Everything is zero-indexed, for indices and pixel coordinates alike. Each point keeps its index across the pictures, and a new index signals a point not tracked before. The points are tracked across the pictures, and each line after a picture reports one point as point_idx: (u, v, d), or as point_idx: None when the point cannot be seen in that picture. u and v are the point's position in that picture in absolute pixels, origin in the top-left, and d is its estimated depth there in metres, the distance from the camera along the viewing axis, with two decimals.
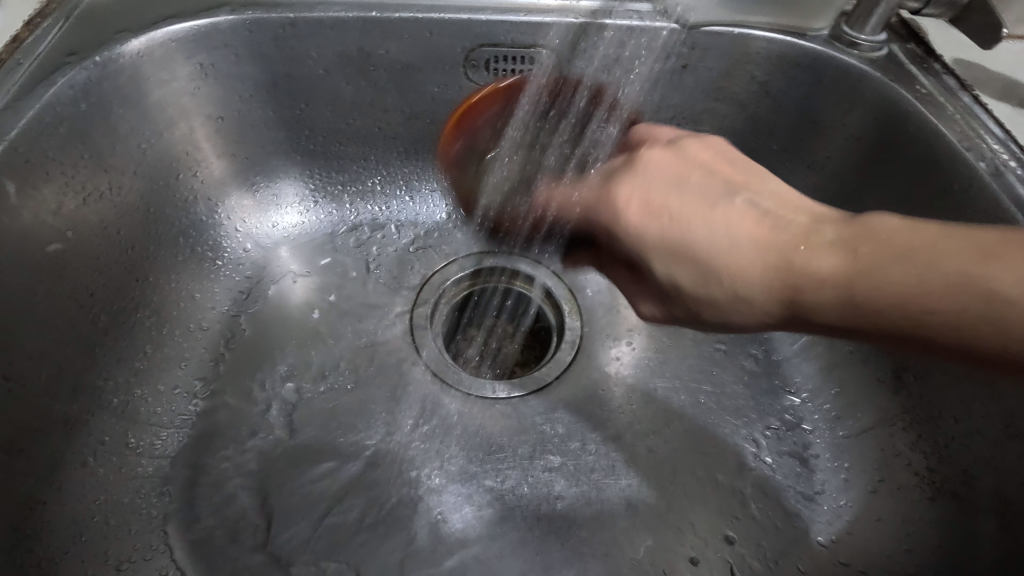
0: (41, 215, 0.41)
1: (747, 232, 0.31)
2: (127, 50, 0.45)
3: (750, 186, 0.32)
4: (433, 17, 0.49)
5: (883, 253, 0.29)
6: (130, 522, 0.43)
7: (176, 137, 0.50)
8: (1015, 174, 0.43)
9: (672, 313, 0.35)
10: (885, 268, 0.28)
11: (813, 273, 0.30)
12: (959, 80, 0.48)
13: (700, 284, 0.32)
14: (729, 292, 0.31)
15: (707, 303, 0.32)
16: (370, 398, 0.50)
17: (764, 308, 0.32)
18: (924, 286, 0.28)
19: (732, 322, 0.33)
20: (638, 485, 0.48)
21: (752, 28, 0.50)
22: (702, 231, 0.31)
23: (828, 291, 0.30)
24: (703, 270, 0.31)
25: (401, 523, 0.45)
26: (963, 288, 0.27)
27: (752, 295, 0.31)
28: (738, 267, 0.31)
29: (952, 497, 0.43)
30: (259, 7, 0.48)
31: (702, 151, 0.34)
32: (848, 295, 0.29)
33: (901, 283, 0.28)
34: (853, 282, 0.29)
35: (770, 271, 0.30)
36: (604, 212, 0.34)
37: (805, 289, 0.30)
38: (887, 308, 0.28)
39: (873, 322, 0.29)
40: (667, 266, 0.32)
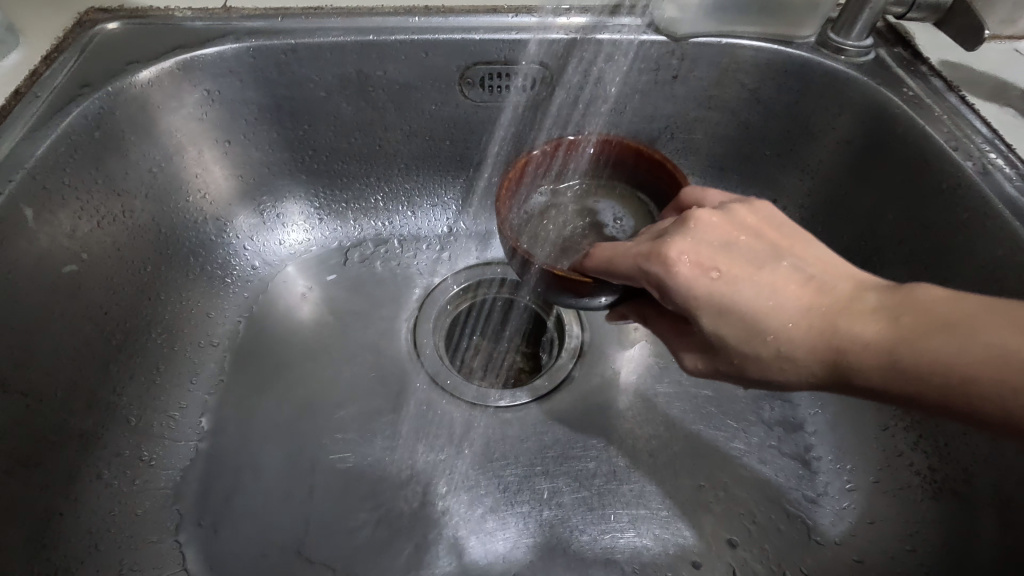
0: (58, 239, 0.43)
1: (793, 293, 0.33)
2: (138, 80, 0.47)
3: (794, 252, 0.35)
4: (427, 38, 0.51)
5: (927, 324, 0.31)
6: (145, 533, 0.44)
7: (185, 161, 0.52)
8: (1003, 172, 0.43)
9: (716, 366, 0.36)
10: (927, 337, 0.30)
11: (857, 334, 0.32)
12: (946, 82, 0.49)
13: (745, 339, 0.33)
14: (773, 349, 0.33)
15: (753, 358, 0.34)
16: (376, 409, 0.52)
17: (808, 366, 0.33)
18: (965, 359, 0.29)
19: (773, 379, 0.34)
20: (640, 490, 0.49)
21: (739, 37, 0.51)
22: (752, 292, 0.33)
23: (871, 353, 0.31)
24: (751, 326, 0.33)
25: (404, 531, 0.46)
26: (1003, 360, 0.28)
27: (796, 352, 0.33)
28: (783, 326, 0.33)
29: (954, 495, 0.43)
30: (262, 35, 0.50)
31: (748, 215, 0.36)
32: (892, 361, 0.31)
33: (940, 352, 0.30)
34: (897, 347, 0.31)
35: (815, 331, 0.32)
36: (653, 267, 0.34)
37: (847, 349, 0.32)
38: (927, 375, 0.30)
39: (912, 390, 0.31)
40: (714, 322, 0.33)
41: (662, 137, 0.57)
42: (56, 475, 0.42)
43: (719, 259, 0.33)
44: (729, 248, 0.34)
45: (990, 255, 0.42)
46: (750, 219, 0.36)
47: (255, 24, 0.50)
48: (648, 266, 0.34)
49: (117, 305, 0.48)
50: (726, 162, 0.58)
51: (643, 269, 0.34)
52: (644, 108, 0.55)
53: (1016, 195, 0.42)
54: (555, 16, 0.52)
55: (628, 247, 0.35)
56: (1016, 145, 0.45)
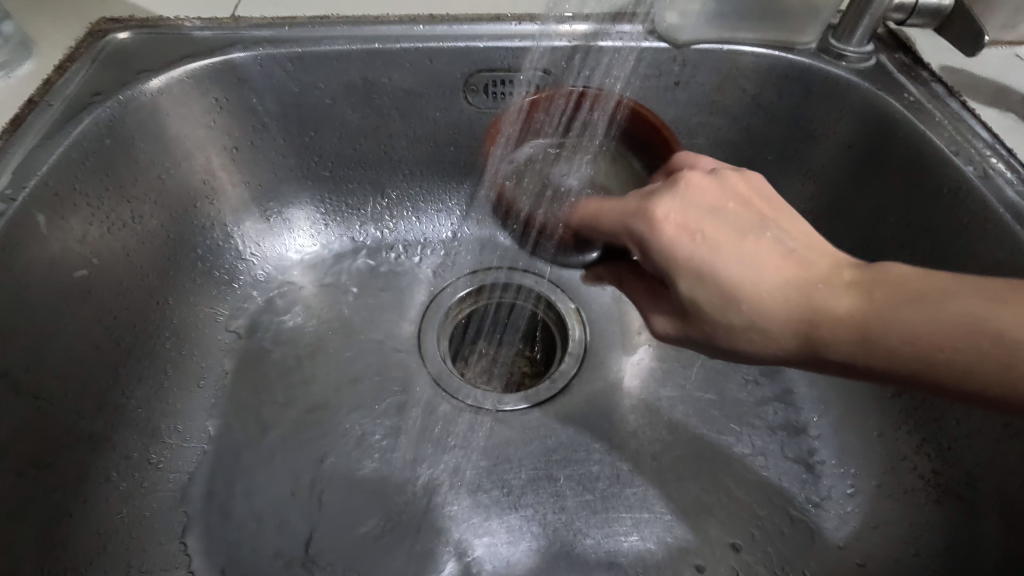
0: (69, 244, 0.44)
1: (774, 264, 0.33)
2: (148, 88, 0.48)
3: (779, 223, 0.35)
4: (431, 46, 0.52)
5: (898, 297, 0.31)
6: (152, 535, 0.45)
7: (194, 166, 0.53)
8: (1004, 177, 0.43)
9: (688, 334, 0.36)
10: (899, 309, 0.31)
11: (832, 307, 0.31)
12: (946, 87, 0.50)
13: (720, 307, 0.33)
14: (748, 319, 0.33)
15: (726, 327, 0.33)
16: (381, 412, 0.52)
17: (780, 338, 0.33)
18: (932, 329, 0.30)
19: (745, 351, 0.34)
20: (644, 494, 0.49)
21: (740, 44, 0.51)
22: (732, 257, 0.33)
23: (844, 325, 0.31)
24: (727, 294, 0.33)
25: (409, 534, 0.46)
26: (969, 330, 0.29)
27: (769, 322, 0.33)
28: (759, 297, 0.32)
29: (958, 500, 0.44)
30: (269, 44, 0.51)
31: (739, 183, 0.36)
32: (863, 333, 0.31)
33: (908, 324, 0.30)
34: (869, 319, 0.31)
35: (790, 302, 0.32)
36: (640, 225, 0.35)
37: (821, 321, 0.32)
38: (896, 346, 0.30)
39: (880, 362, 0.31)
40: (692, 287, 0.33)
41: None
42: (66, 477, 0.42)
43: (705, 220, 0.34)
44: (716, 210, 0.34)
45: (992, 258, 0.42)
46: (739, 186, 0.36)
47: (262, 33, 0.51)
48: (635, 223, 0.35)
49: (126, 308, 0.48)
50: None
51: (629, 226, 0.35)
52: None
53: (1017, 200, 0.42)
54: (557, 24, 0.52)
55: (617, 205, 0.36)
56: (1016, 149, 0.45)
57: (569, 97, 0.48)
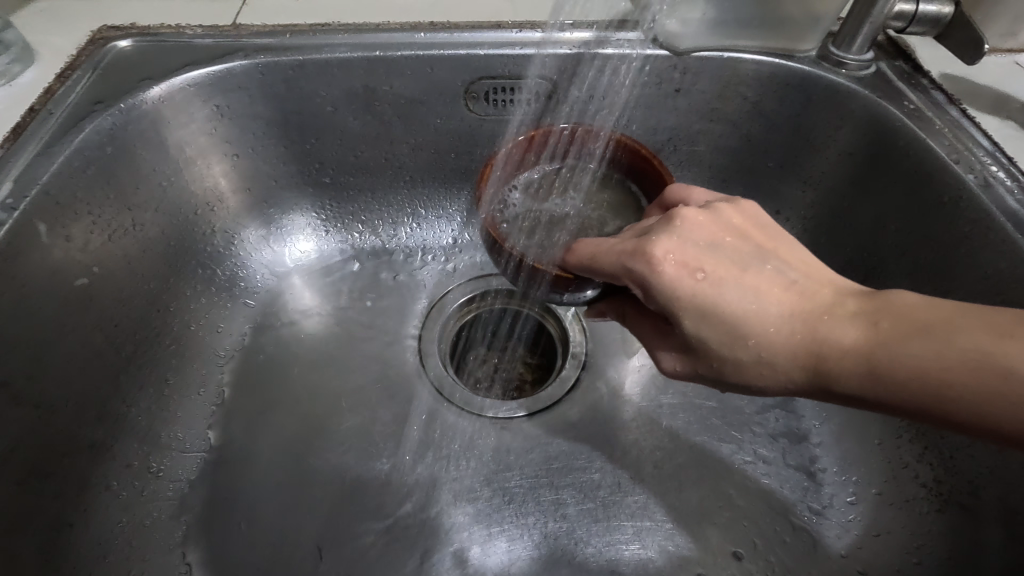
0: (70, 253, 0.44)
1: (777, 298, 0.33)
2: (150, 96, 0.48)
3: (779, 254, 0.35)
4: (432, 53, 0.52)
5: (903, 329, 0.31)
6: (153, 544, 0.45)
7: (195, 174, 0.53)
8: (1004, 185, 0.43)
9: (695, 369, 0.36)
10: (905, 342, 0.31)
11: (837, 340, 0.32)
12: (947, 95, 0.50)
13: (727, 343, 0.33)
14: (755, 354, 0.33)
15: (733, 362, 0.34)
16: (381, 420, 0.52)
17: (788, 372, 0.33)
18: (940, 363, 0.30)
19: (753, 385, 0.35)
20: (645, 502, 0.49)
21: (740, 51, 0.52)
22: (735, 295, 0.33)
23: (849, 358, 0.32)
24: (733, 330, 0.33)
25: (410, 542, 0.46)
26: (978, 364, 0.29)
27: (776, 357, 0.33)
28: (764, 331, 0.33)
29: (960, 508, 0.43)
30: (270, 51, 0.51)
31: (735, 215, 0.36)
32: (870, 365, 0.32)
33: (915, 357, 0.30)
34: (875, 351, 0.32)
35: (795, 337, 0.33)
36: (638, 265, 0.33)
37: (827, 355, 0.32)
38: (903, 380, 0.31)
39: (888, 396, 0.31)
40: (696, 324, 0.33)
41: (665, 149, 0.58)
42: (67, 486, 0.42)
43: (704, 260, 0.33)
44: (716, 246, 0.34)
45: (993, 266, 0.42)
46: (736, 219, 0.36)
47: (263, 41, 0.51)
48: (632, 265, 0.34)
49: (126, 318, 0.48)
50: (729, 174, 0.59)
51: (626, 267, 0.34)
52: (646, 121, 0.56)
53: (1018, 208, 0.42)
54: (559, 32, 0.52)
55: (612, 245, 0.35)
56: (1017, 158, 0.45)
57: (562, 136, 0.45)
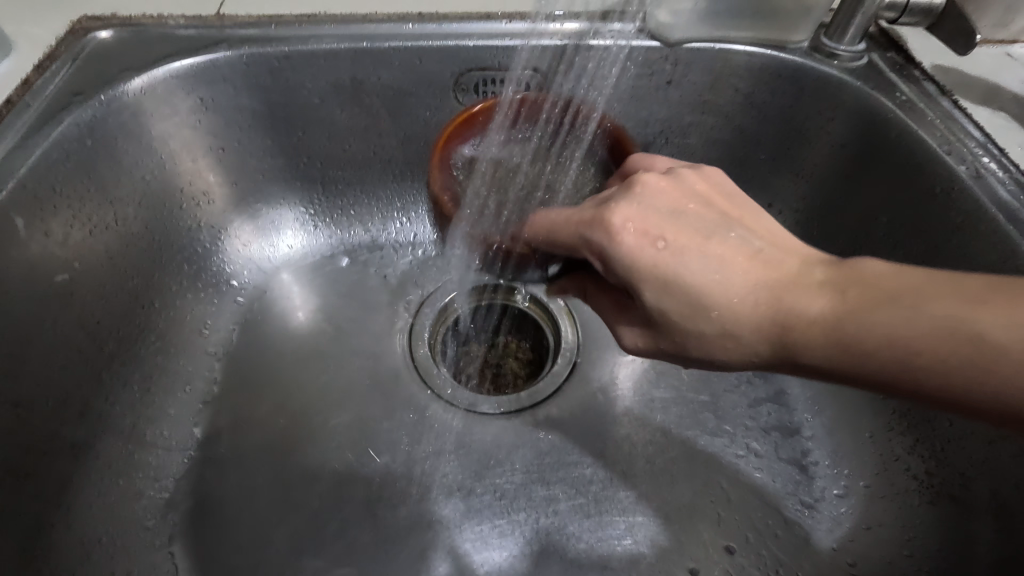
0: (48, 248, 0.43)
1: (740, 267, 0.33)
2: (130, 88, 0.47)
3: (743, 222, 0.35)
4: (420, 44, 0.51)
5: (873, 298, 0.31)
6: (136, 544, 0.44)
7: (179, 167, 0.52)
8: (995, 177, 0.43)
9: (657, 344, 0.36)
10: (874, 310, 0.31)
11: (803, 310, 0.32)
12: (938, 86, 0.49)
13: (689, 317, 0.33)
14: (718, 326, 0.33)
15: (696, 336, 0.34)
16: (370, 416, 0.51)
17: (751, 344, 0.33)
18: (910, 331, 0.29)
19: (717, 359, 0.35)
20: (637, 497, 0.48)
21: (731, 43, 0.51)
22: (696, 264, 0.33)
23: (816, 328, 0.32)
24: (694, 303, 0.33)
25: (400, 538, 0.46)
26: (953, 332, 0.29)
27: (741, 329, 0.33)
28: (727, 303, 0.33)
29: (951, 500, 0.43)
30: (255, 42, 0.50)
31: (698, 182, 0.36)
32: (838, 336, 0.31)
33: (884, 325, 0.30)
34: (843, 321, 0.31)
35: (760, 309, 0.33)
36: (597, 234, 0.34)
37: (793, 326, 0.32)
38: (874, 350, 0.30)
39: (855, 367, 0.31)
40: (657, 297, 0.33)
41: (657, 142, 0.57)
42: (47, 485, 0.41)
43: (667, 226, 0.33)
44: (679, 213, 0.34)
45: (984, 258, 0.42)
46: (699, 187, 0.36)
47: (248, 31, 0.50)
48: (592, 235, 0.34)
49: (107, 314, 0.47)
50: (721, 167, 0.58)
51: (585, 238, 0.34)
52: (637, 113, 0.55)
53: (1010, 199, 0.42)
54: (548, 22, 0.52)
55: (572, 213, 0.35)
56: (1009, 149, 0.45)
57: (557, 106, 0.46)
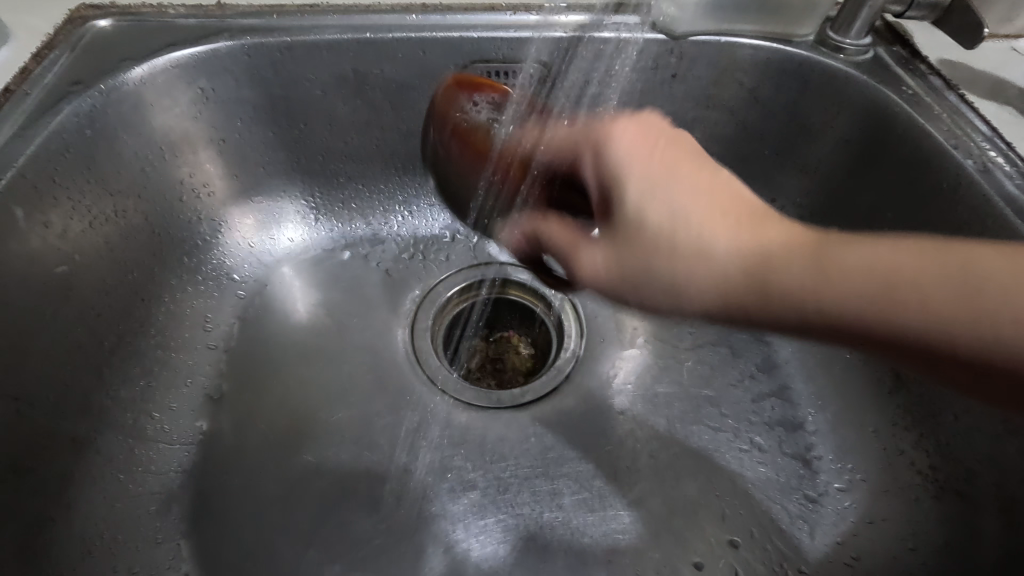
0: (48, 240, 0.42)
1: (726, 193, 0.31)
2: (130, 78, 0.46)
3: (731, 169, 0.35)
4: (424, 36, 0.51)
5: (861, 233, 0.30)
6: (137, 539, 0.43)
7: (180, 159, 0.51)
8: (1003, 170, 0.43)
9: (618, 270, 0.33)
10: (861, 242, 0.29)
11: (787, 234, 0.30)
12: (944, 80, 0.49)
13: (666, 230, 0.31)
14: (694, 241, 0.30)
15: (665, 253, 0.31)
16: (373, 410, 0.51)
17: (726, 267, 0.30)
18: (898, 260, 0.28)
19: (683, 287, 0.31)
20: (641, 492, 0.48)
21: (737, 36, 0.51)
22: (682, 183, 0.31)
23: (799, 251, 0.29)
24: (675, 215, 0.31)
25: (405, 533, 0.46)
26: (941, 265, 0.27)
27: (716, 248, 0.30)
28: (708, 218, 0.30)
29: (956, 495, 0.43)
30: (256, 33, 0.49)
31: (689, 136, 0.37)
32: (821, 260, 0.29)
33: (874, 268, 0.28)
34: (827, 246, 0.29)
35: (742, 229, 0.30)
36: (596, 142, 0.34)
37: (774, 249, 0.30)
38: (859, 276, 0.28)
39: (844, 315, 0.29)
40: (640, 205, 0.32)
41: None
42: (48, 480, 0.41)
43: (644, 169, 0.32)
44: (660, 154, 0.32)
45: None
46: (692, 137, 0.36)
47: (249, 21, 0.50)
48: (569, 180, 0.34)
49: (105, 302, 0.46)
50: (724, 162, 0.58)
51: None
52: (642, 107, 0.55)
53: (1017, 193, 0.42)
54: (554, 15, 0.52)
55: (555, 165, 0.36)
56: (1016, 143, 0.45)
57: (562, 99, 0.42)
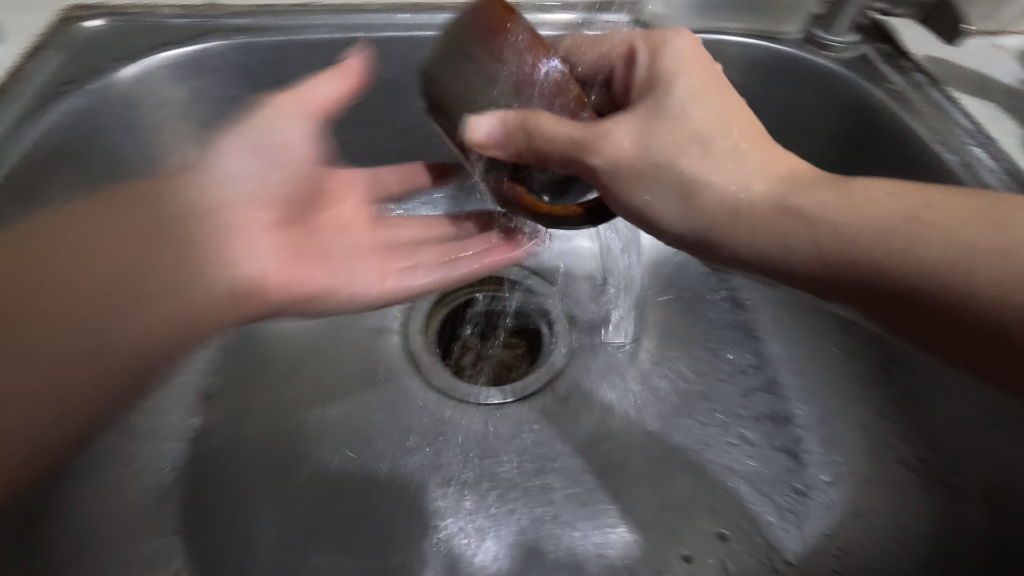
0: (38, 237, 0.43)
1: (768, 160, 0.36)
2: (121, 78, 0.47)
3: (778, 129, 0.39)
4: (415, 35, 0.51)
5: (889, 199, 0.34)
6: (131, 535, 0.44)
7: (173, 158, 0.52)
8: (985, 166, 0.44)
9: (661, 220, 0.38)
10: (885, 206, 0.34)
11: (821, 196, 0.35)
12: (928, 77, 0.50)
13: (709, 186, 0.36)
14: (735, 198, 0.35)
15: (707, 208, 0.36)
16: (366, 407, 0.52)
17: (761, 221, 0.35)
18: (912, 227, 0.32)
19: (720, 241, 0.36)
20: (631, 486, 0.49)
21: (725, 33, 0.51)
22: (727, 141, 0.36)
23: (828, 210, 0.34)
24: (717, 172, 0.36)
25: (397, 528, 0.46)
26: (949, 235, 0.32)
27: (756, 207, 0.35)
28: (749, 181, 0.36)
29: (945, 487, 0.44)
30: (248, 32, 0.50)
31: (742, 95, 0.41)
32: (844, 219, 0.34)
33: (890, 211, 0.33)
34: (852, 209, 0.34)
35: (780, 190, 0.35)
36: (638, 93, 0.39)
37: (807, 208, 0.34)
38: (877, 234, 0.33)
39: (865, 253, 0.33)
40: (685, 159, 0.36)
41: None
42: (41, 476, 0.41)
43: (680, 119, 0.36)
44: (700, 101, 0.37)
45: None
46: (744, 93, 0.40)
47: (240, 20, 0.50)
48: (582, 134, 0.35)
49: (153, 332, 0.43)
50: None
51: (576, 141, 0.34)
52: None
53: (999, 188, 0.42)
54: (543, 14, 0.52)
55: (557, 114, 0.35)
56: (999, 138, 0.46)
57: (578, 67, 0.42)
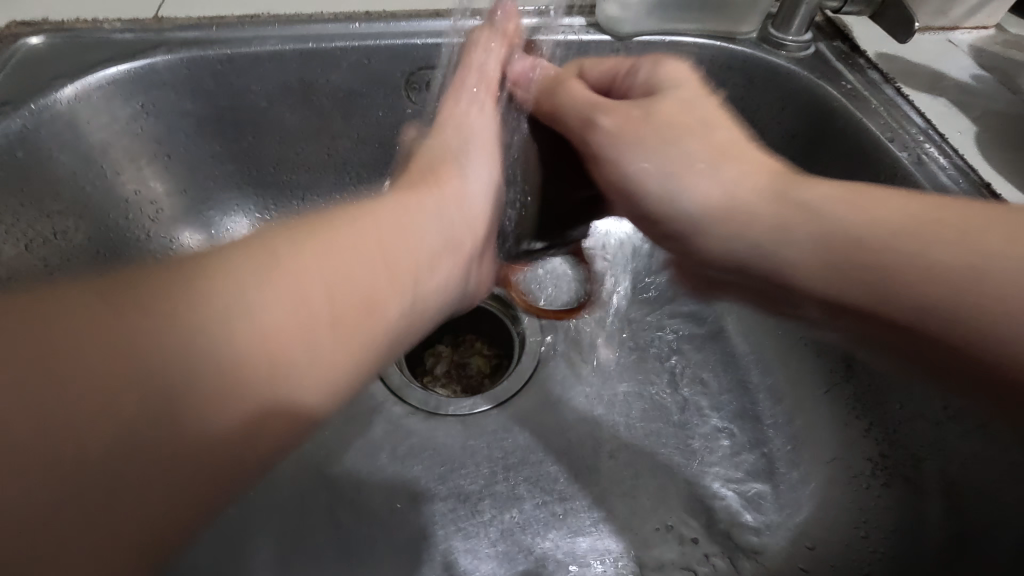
0: None
1: (777, 185, 0.35)
2: (62, 97, 0.45)
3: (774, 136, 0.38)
4: (368, 44, 0.50)
5: (909, 223, 0.31)
6: None
7: (123, 177, 0.50)
8: (937, 163, 0.44)
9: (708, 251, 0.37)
10: (911, 232, 0.31)
11: (838, 223, 0.32)
12: (882, 73, 0.50)
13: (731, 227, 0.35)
14: (760, 236, 0.34)
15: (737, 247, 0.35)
16: (332, 423, 0.51)
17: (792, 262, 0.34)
18: (942, 259, 0.29)
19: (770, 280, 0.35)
20: (601, 493, 0.48)
21: (680, 35, 0.51)
22: (730, 167, 0.36)
23: (846, 246, 0.32)
24: (731, 212, 0.35)
25: (364, 546, 0.45)
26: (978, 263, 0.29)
27: (789, 250, 0.34)
28: (767, 217, 0.34)
29: (904, 481, 0.45)
30: (196, 45, 0.48)
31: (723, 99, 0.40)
32: (871, 255, 0.31)
33: (931, 248, 0.30)
34: (872, 240, 0.31)
35: (804, 225, 0.33)
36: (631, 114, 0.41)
37: (831, 244, 0.32)
38: (906, 271, 0.30)
39: (905, 293, 0.30)
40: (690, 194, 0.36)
41: None
42: None
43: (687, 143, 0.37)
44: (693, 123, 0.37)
45: None
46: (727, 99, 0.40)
47: (189, 35, 0.49)
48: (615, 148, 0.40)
49: (109, 534, 0.22)
50: None
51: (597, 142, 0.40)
52: None
53: (949, 184, 0.43)
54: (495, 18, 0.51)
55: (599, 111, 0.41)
56: (949, 135, 0.46)
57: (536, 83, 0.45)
